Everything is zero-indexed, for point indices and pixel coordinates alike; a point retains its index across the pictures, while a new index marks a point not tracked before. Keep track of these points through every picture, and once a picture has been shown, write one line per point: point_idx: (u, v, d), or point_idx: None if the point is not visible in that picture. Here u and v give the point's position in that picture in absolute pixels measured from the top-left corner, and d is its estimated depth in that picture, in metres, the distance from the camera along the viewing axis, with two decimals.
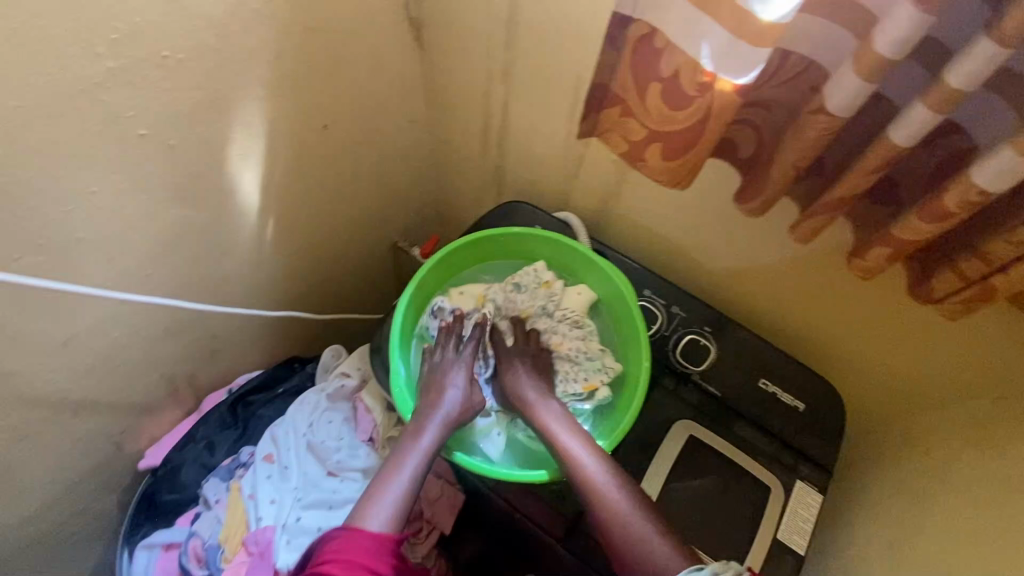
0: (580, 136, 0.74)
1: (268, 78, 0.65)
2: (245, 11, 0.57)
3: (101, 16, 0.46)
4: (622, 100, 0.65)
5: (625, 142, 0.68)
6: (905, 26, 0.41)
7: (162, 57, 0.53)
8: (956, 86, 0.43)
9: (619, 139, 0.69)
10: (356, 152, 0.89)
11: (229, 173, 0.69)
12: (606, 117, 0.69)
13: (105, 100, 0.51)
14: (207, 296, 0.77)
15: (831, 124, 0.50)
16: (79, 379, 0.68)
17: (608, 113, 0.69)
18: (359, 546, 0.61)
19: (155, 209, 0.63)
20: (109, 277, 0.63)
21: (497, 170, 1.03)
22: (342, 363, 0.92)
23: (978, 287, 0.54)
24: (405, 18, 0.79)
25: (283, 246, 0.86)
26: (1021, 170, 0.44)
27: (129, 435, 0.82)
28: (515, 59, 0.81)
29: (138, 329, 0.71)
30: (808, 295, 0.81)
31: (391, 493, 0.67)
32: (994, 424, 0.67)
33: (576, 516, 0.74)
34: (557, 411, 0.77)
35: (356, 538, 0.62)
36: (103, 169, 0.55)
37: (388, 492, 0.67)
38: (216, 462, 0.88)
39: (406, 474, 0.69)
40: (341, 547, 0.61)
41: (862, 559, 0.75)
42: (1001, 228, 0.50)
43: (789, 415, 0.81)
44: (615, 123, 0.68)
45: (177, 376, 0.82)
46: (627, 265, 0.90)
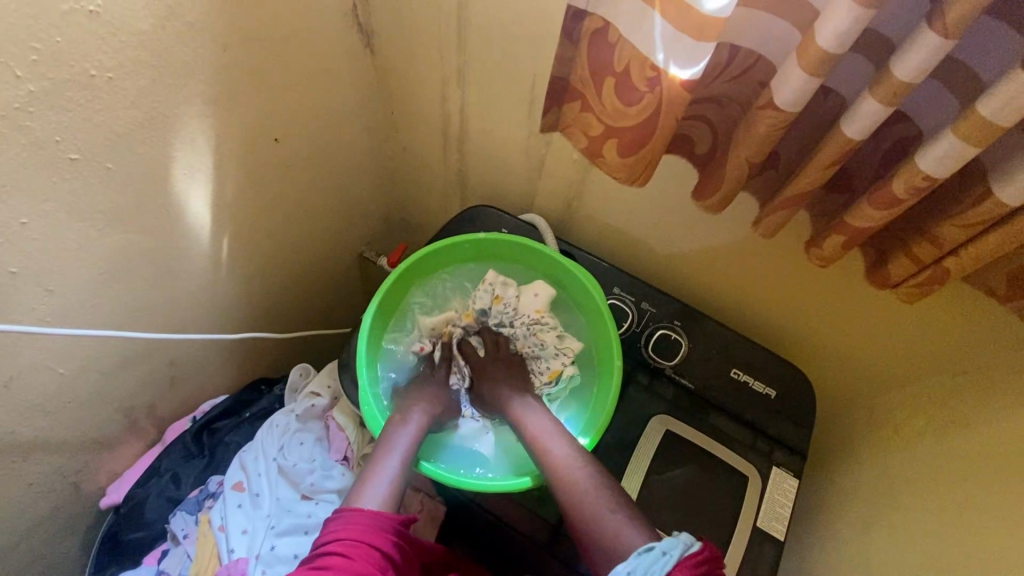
0: (545, 131, 0.74)
1: (210, 93, 0.63)
2: (179, 25, 0.55)
3: (17, 37, 0.43)
4: (581, 96, 0.65)
5: (585, 137, 0.68)
6: (846, 19, 0.42)
7: (90, 77, 0.50)
8: (905, 78, 0.43)
9: (580, 135, 0.69)
10: (312, 164, 0.86)
11: (175, 193, 0.66)
12: (568, 113, 0.69)
13: (29, 125, 0.48)
14: (162, 323, 0.74)
15: (780, 117, 0.50)
16: (26, 420, 0.64)
17: (569, 109, 0.68)
18: (364, 525, 0.61)
19: (97, 236, 0.59)
20: (50, 311, 0.59)
21: (459, 175, 1.01)
22: (311, 382, 0.90)
23: (932, 269, 0.56)
24: (354, 24, 0.77)
25: (241, 265, 0.83)
26: (964, 155, 0.45)
27: (87, 474, 0.78)
28: (469, 62, 0.80)
29: (87, 363, 0.67)
30: (772, 284, 0.83)
31: (371, 496, 0.67)
32: (956, 400, 0.69)
33: (558, 521, 0.73)
34: (531, 406, 0.81)
35: (354, 518, 0.62)
36: (34, 198, 0.52)
37: (370, 492, 0.67)
38: (183, 495, 0.85)
39: (386, 475, 0.69)
40: (347, 526, 0.61)
41: (839, 538, 0.77)
42: (950, 212, 0.51)
43: (761, 404, 0.82)
44: (576, 119, 0.68)
45: (135, 408, 0.79)
46: (594, 264, 0.90)
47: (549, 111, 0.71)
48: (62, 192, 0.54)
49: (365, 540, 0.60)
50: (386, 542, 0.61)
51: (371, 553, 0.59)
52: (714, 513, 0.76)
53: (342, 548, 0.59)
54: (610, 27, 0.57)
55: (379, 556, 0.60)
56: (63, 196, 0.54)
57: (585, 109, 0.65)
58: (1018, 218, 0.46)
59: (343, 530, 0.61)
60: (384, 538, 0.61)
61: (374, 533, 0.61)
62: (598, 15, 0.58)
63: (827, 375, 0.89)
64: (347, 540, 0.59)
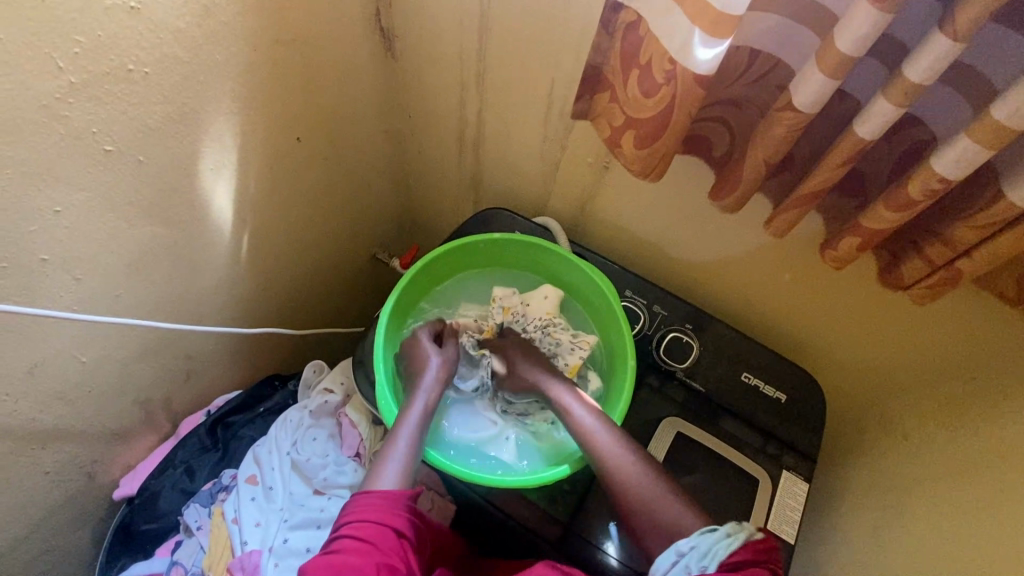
0: (576, 116, 0.75)
1: (239, 91, 0.64)
2: (213, 24, 0.57)
3: (62, 29, 0.45)
4: (613, 86, 0.66)
5: (609, 128, 0.68)
6: (865, 23, 0.43)
7: (128, 71, 0.51)
8: (916, 80, 0.45)
9: (605, 126, 0.69)
10: (332, 164, 0.88)
11: (201, 187, 0.67)
12: (597, 104, 0.70)
13: (68, 115, 0.49)
14: (181, 315, 0.75)
15: (798, 120, 0.52)
16: (47, 408, 0.64)
17: (598, 99, 0.70)
18: (374, 504, 0.60)
19: (125, 225, 0.61)
20: (77, 299, 0.61)
21: (474, 178, 1.03)
22: (324, 379, 0.91)
23: (945, 271, 0.57)
24: (376, 28, 0.80)
25: (260, 261, 0.85)
26: (978, 158, 0.46)
27: (102, 465, 0.78)
28: (488, 67, 0.82)
29: (108, 353, 0.68)
30: (783, 289, 0.84)
31: (387, 477, 0.64)
32: (968, 405, 0.70)
33: (570, 518, 0.74)
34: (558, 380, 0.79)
35: (366, 500, 0.61)
36: (69, 186, 0.53)
37: (385, 471, 0.65)
38: (196, 488, 0.86)
39: (398, 453, 0.67)
40: (357, 507, 0.60)
41: (850, 543, 0.77)
42: (963, 215, 0.53)
43: (772, 407, 0.83)
44: (604, 110, 0.69)
45: (151, 400, 0.80)
46: (607, 267, 0.91)
47: (579, 99, 0.72)
48: (95, 182, 0.55)
49: (376, 518, 0.59)
50: (398, 519, 0.60)
51: (384, 530, 0.58)
52: (724, 515, 0.76)
53: (354, 528, 0.58)
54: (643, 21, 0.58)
55: (392, 532, 0.59)
56: (95, 186, 0.56)
57: (614, 100, 0.66)
58: None
59: (353, 512, 0.60)
60: (396, 514, 0.60)
61: (385, 510, 0.60)
62: (633, 9, 0.59)
63: (837, 380, 0.89)
64: (357, 520, 0.59)
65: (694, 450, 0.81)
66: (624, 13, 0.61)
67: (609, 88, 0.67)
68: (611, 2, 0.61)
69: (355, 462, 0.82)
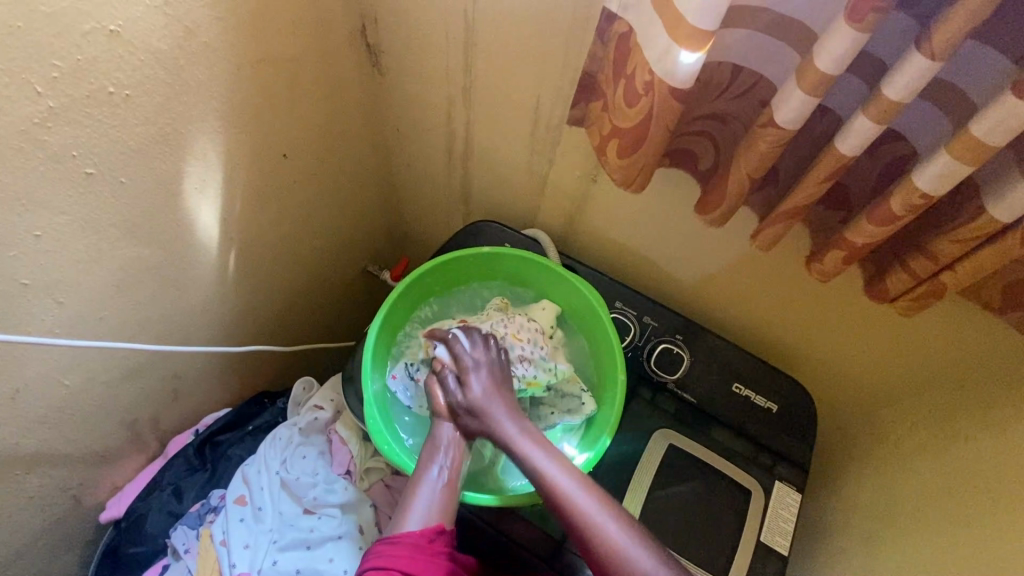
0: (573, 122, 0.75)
1: (222, 111, 0.64)
2: (195, 44, 0.56)
3: (39, 55, 0.44)
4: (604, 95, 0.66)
5: (598, 135, 0.68)
6: (844, 42, 0.43)
7: (107, 94, 0.51)
8: (894, 98, 0.45)
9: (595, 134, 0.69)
10: (319, 178, 0.88)
11: (185, 207, 0.67)
12: (593, 112, 0.70)
13: (48, 140, 0.49)
14: (168, 335, 0.74)
15: (780, 136, 0.52)
16: (29, 433, 0.63)
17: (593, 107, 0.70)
18: (388, 551, 0.61)
19: (107, 247, 0.60)
20: (59, 323, 0.60)
21: (462, 190, 1.03)
22: (313, 395, 0.90)
23: (929, 284, 0.57)
24: (362, 44, 0.80)
25: (247, 278, 0.84)
26: (958, 174, 0.46)
27: (88, 488, 0.77)
28: (474, 81, 0.82)
29: (92, 375, 0.67)
30: (774, 301, 0.84)
31: (412, 517, 0.64)
32: (958, 414, 0.70)
33: (563, 535, 0.74)
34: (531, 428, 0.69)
35: (391, 548, 0.62)
36: (48, 210, 0.52)
37: (411, 510, 0.65)
38: (184, 509, 0.85)
39: (425, 497, 0.66)
40: (374, 552, 0.62)
41: (843, 552, 0.77)
42: (946, 228, 0.53)
43: (763, 418, 0.83)
44: (596, 118, 0.69)
45: (138, 421, 0.79)
46: (596, 278, 0.90)
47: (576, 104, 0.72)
48: (76, 206, 0.55)
49: (389, 567, 0.60)
50: (414, 564, 0.61)
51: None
52: (716, 529, 0.76)
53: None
54: (633, 33, 0.58)
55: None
56: (77, 209, 0.55)
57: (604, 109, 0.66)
58: (1010, 234, 0.48)
59: (371, 556, 0.62)
60: (409, 559, 0.61)
61: (400, 557, 0.61)
62: (626, 19, 0.59)
63: (828, 388, 0.89)
64: (371, 566, 0.61)
65: (686, 462, 0.80)
66: (614, 26, 0.61)
67: (603, 96, 0.67)
68: (604, 12, 0.61)
69: (345, 480, 0.82)
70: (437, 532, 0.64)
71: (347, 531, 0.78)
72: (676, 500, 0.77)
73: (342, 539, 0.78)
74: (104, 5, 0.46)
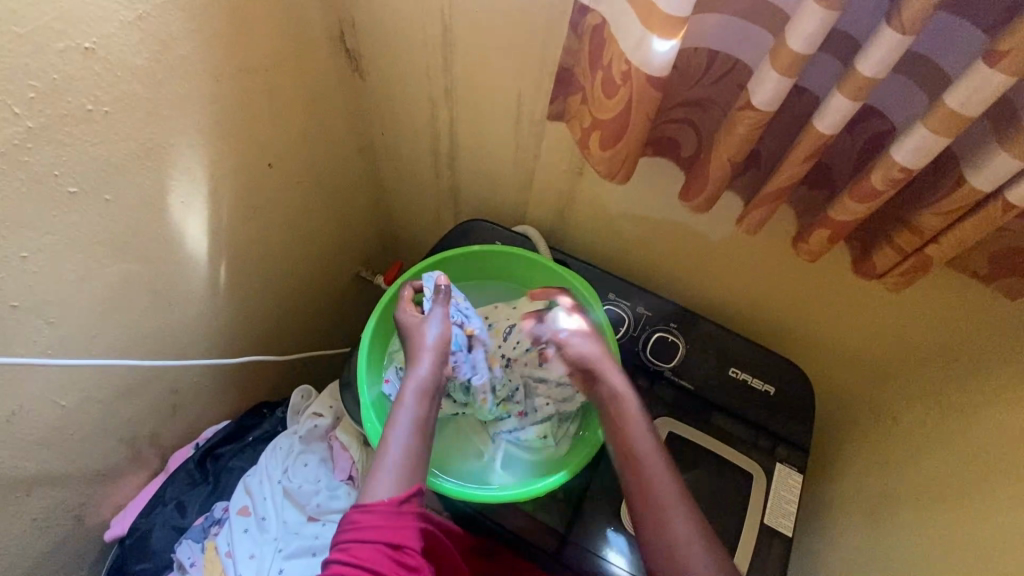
0: (551, 118, 0.75)
1: (203, 122, 0.64)
2: (173, 58, 0.56)
3: (15, 75, 0.44)
4: (583, 88, 0.66)
5: (578, 129, 0.68)
6: (813, 21, 0.44)
7: (86, 111, 0.51)
8: (868, 74, 0.45)
9: (576, 127, 0.69)
10: (306, 186, 0.88)
11: (172, 221, 0.66)
12: (571, 106, 0.70)
13: (29, 161, 0.49)
14: (162, 350, 0.74)
15: (757, 119, 0.52)
16: (28, 454, 0.63)
17: (571, 100, 0.70)
18: (367, 523, 0.55)
19: (95, 265, 0.60)
20: (51, 343, 0.60)
21: (451, 191, 1.03)
22: (312, 403, 0.90)
23: (916, 258, 0.57)
24: (342, 50, 0.80)
25: (239, 290, 0.84)
26: (935, 147, 0.46)
27: (90, 507, 0.77)
28: (455, 81, 0.82)
29: (88, 394, 0.67)
30: (767, 284, 0.84)
31: (382, 487, 0.59)
32: (954, 386, 0.70)
33: (567, 527, 0.74)
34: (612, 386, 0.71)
35: (367, 520, 0.55)
36: (34, 232, 0.52)
37: (380, 478, 0.60)
38: (188, 523, 0.84)
39: (395, 453, 0.62)
40: (349, 526, 0.55)
41: (847, 530, 0.77)
42: (930, 200, 0.53)
43: (760, 401, 0.83)
44: (575, 112, 0.69)
45: (137, 437, 0.79)
46: (588, 271, 0.91)
47: (556, 100, 0.72)
48: (62, 224, 0.55)
49: (368, 541, 0.53)
50: (397, 533, 0.54)
51: (379, 552, 0.53)
52: (719, 515, 0.76)
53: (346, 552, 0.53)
54: (606, 24, 0.58)
55: (388, 552, 0.53)
56: (63, 228, 0.55)
57: (583, 101, 0.66)
58: (993, 202, 0.48)
59: (347, 532, 0.55)
60: (391, 528, 0.54)
61: (382, 529, 0.54)
62: (598, 11, 0.59)
63: (825, 369, 0.90)
64: (348, 542, 0.54)
65: (687, 449, 0.80)
66: (588, 17, 0.61)
67: (580, 91, 0.67)
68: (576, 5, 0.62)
69: (348, 485, 0.82)
70: (413, 494, 0.58)
71: None
72: None
73: None
74: (78, 22, 0.47)
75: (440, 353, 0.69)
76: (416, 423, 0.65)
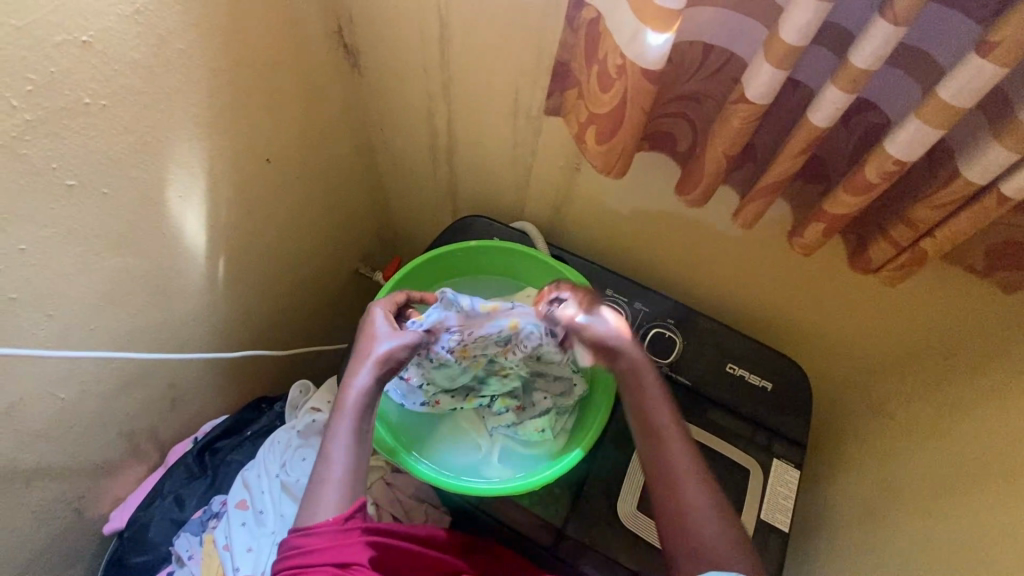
0: (546, 114, 0.75)
1: (201, 117, 0.64)
2: (170, 52, 0.57)
3: (12, 68, 0.44)
4: (579, 83, 0.66)
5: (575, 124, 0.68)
6: (807, 12, 0.43)
7: (84, 104, 0.51)
8: (862, 67, 0.45)
9: (572, 122, 0.69)
10: (304, 181, 0.88)
11: (170, 216, 0.67)
12: (567, 101, 0.71)
13: (26, 153, 0.49)
14: (161, 344, 0.75)
15: (751, 112, 0.52)
16: (27, 446, 0.64)
17: (567, 95, 0.70)
18: (312, 546, 0.57)
19: (93, 258, 0.60)
20: (50, 336, 0.60)
21: (449, 187, 1.03)
22: (310, 398, 0.90)
23: (911, 251, 0.57)
24: (339, 46, 0.80)
25: (238, 286, 0.84)
26: (929, 140, 0.46)
27: (90, 500, 0.78)
28: (452, 76, 0.82)
29: (86, 387, 0.67)
30: (765, 279, 0.84)
31: (325, 505, 0.60)
32: (951, 382, 0.70)
33: (563, 522, 0.74)
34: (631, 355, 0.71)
35: (312, 541, 0.57)
36: (32, 224, 0.53)
37: (324, 496, 0.60)
38: (187, 517, 0.85)
39: (336, 470, 0.62)
40: (293, 552, 0.57)
41: (843, 525, 0.77)
42: (924, 193, 0.53)
43: (758, 397, 0.83)
44: (572, 107, 0.69)
45: (136, 431, 0.79)
46: (586, 267, 0.91)
47: (552, 95, 0.73)
48: (60, 217, 0.55)
49: (314, 563, 0.56)
50: (342, 552, 0.56)
51: (326, 573, 0.55)
52: None
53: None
54: (601, 18, 0.58)
55: (335, 571, 0.55)
56: (61, 222, 0.55)
57: (579, 96, 0.66)
58: (987, 195, 0.48)
59: (293, 555, 0.57)
60: (336, 548, 0.56)
61: (328, 550, 0.57)
62: (593, 5, 0.59)
63: (823, 364, 0.90)
64: (295, 567, 0.56)
65: None
66: (583, 11, 0.61)
67: (576, 85, 0.67)
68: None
69: None
70: (358, 508, 0.60)
71: None
72: None
73: None
74: (75, 15, 0.47)
75: (381, 365, 0.67)
76: (356, 434, 0.64)
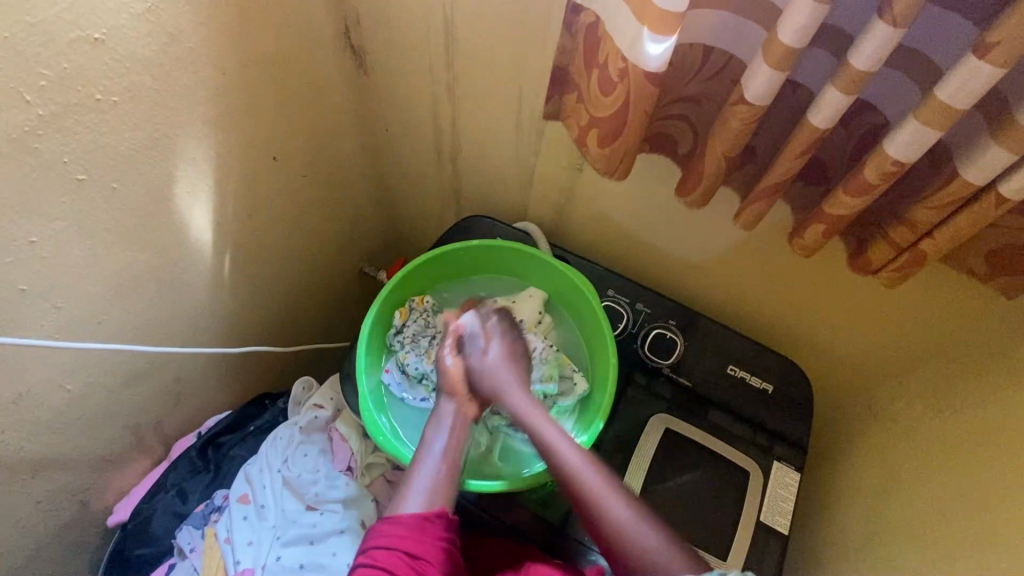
0: (546, 118, 0.76)
1: (210, 115, 0.65)
2: (180, 50, 0.58)
3: (26, 64, 0.46)
4: (579, 87, 0.67)
5: (576, 127, 0.69)
6: (806, 15, 0.44)
7: (96, 101, 0.53)
8: (861, 69, 0.46)
9: (573, 125, 0.70)
10: (310, 181, 0.89)
11: (178, 212, 0.68)
12: (567, 104, 0.71)
13: (39, 148, 0.50)
14: (167, 338, 0.76)
15: (751, 114, 0.53)
16: (34, 437, 0.65)
17: (567, 99, 0.71)
18: (393, 533, 0.60)
19: (102, 253, 0.62)
20: (58, 327, 0.61)
21: (453, 187, 1.04)
22: (313, 395, 0.91)
23: (911, 253, 0.57)
24: (347, 46, 0.81)
25: (243, 283, 0.86)
26: (927, 141, 0.47)
27: (94, 492, 0.79)
28: (457, 78, 0.83)
29: (93, 380, 0.68)
30: (767, 281, 0.84)
31: (412, 501, 0.64)
32: (953, 384, 0.69)
33: (563, 520, 0.74)
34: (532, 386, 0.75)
35: (395, 529, 0.61)
36: (44, 217, 0.54)
37: (415, 490, 0.65)
38: (189, 510, 0.86)
39: (427, 476, 0.66)
40: (375, 535, 0.61)
41: (842, 528, 0.77)
42: (923, 195, 0.53)
43: (757, 399, 0.83)
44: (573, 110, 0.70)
45: (141, 426, 0.80)
46: (589, 269, 0.91)
47: (553, 97, 0.74)
48: (69, 212, 0.56)
49: (392, 549, 0.59)
50: (418, 547, 0.60)
51: (401, 561, 0.58)
52: (714, 513, 0.76)
53: (369, 557, 0.59)
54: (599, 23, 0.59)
55: (408, 563, 0.58)
56: (72, 216, 0.56)
57: (579, 100, 0.67)
58: (986, 195, 0.48)
59: (373, 538, 0.61)
60: (412, 541, 0.60)
61: (405, 541, 0.60)
62: (592, 10, 0.60)
63: (825, 368, 0.89)
64: (374, 549, 0.60)
65: (683, 446, 0.80)
66: (584, 16, 0.63)
67: (575, 89, 0.68)
68: (571, 3, 0.63)
69: (346, 476, 0.83)
70: (438, 514, 0.63)
71: (349, 525, 0.79)
72: (677, 483, 0.77)
73: (344, 533, 0.79)
74: (88, 13, 0.48)
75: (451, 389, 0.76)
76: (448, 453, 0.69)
